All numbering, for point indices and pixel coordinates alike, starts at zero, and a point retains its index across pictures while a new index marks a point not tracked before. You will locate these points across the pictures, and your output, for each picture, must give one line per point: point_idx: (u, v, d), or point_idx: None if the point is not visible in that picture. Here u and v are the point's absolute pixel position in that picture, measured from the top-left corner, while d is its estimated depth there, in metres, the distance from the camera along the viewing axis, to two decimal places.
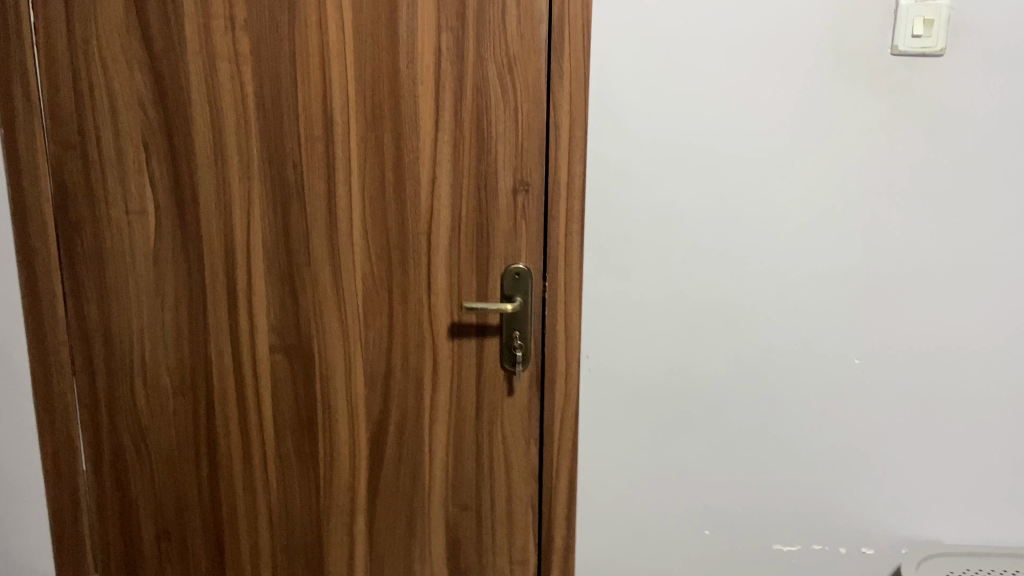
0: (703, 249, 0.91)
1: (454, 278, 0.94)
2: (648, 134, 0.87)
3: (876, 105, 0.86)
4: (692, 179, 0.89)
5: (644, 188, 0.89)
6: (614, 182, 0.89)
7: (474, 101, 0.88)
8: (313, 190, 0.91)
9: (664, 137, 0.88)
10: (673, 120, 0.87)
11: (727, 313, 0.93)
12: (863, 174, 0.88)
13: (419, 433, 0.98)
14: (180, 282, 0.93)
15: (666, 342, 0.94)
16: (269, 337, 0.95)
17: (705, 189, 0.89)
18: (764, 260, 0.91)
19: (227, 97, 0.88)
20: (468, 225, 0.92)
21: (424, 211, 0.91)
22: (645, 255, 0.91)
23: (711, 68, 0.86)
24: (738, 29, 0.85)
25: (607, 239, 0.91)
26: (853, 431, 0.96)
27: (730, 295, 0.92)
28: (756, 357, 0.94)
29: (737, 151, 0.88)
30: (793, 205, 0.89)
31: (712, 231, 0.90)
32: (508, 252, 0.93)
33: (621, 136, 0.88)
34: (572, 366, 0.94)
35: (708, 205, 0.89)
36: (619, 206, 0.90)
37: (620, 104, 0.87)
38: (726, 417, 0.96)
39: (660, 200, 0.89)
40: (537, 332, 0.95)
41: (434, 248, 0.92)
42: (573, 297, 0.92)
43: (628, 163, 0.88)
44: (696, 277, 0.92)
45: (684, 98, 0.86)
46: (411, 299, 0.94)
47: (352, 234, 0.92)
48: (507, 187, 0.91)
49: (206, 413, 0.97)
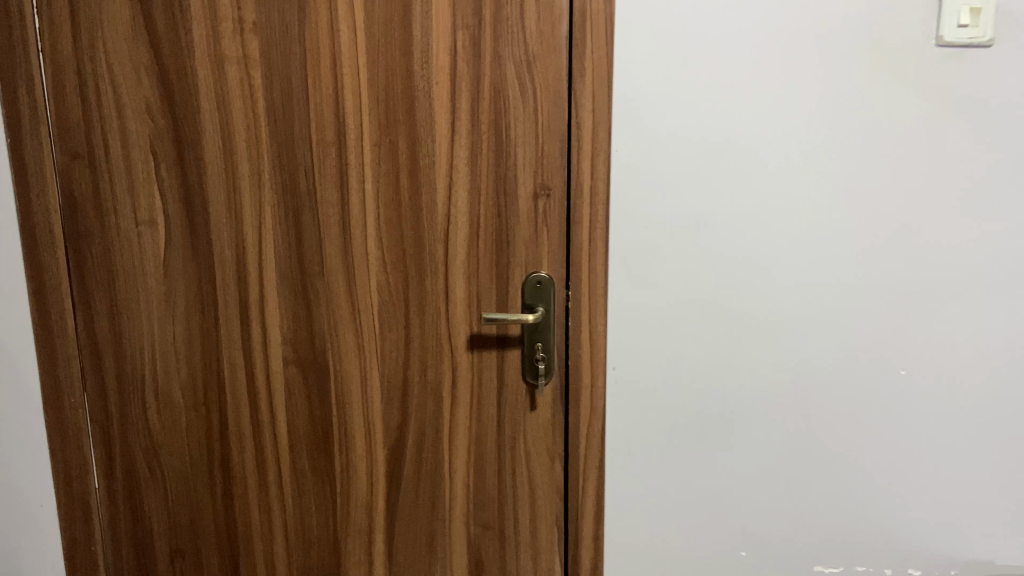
0: (730, 261, 0.86)
1: (474, 288, 0.90)
2: (667, 142, 0.83)
3: (914, 101, 0.81)
4: (716, 188, 0.84)
5: (664, 198, 0.85)
6: (639, 187, 0.85)
7: (491, 103, 0.84)
8: (325, 198, 0.87)
9: (684, 145, 0.83)
10: (694, 128, 0.83)
11: (760, 326, 0.87)
12: (896, 181, 0.83)
13: (439, 448, 0.94)
14: (191, 294, 0.90)
15: (696, 355, 0.89)
16: (282, 351, 0.91)
17: (730, 199, 0.84)
18: (794, 274, 0.86)
19: (236, 102, 0.85)
20: (486, 232, 0.88)
21: (440, 218, 0.87)
22: (674, 263, 0.86)
23: (733, 71, 0.81)
24: (761, 28, 0.80)
25: (630, 249, 0.86)
26: (897, 447, 0.90)
27: (765, 303, 0.87)
28: (792, 371, 0.88)
29: (764, 158, 0.83)
30: (823, 214, 0.84)
31: (738, 242, 0.85)
32: (529, 261, 0.89)
33: (640, 144, 0.83)
34: (598, 379, 0.90)
35: (734, 216, 0.84)
36: (644, 211, 0.85)
37: (644, 104, 0.82)
38: (762, 433, 0.91)
39: (682, 211, 0.85)
40: (561, 345, 0.91)
41: (452, 256, 0.89)
42: (597, 307, 0.88)
43: (648, 172, 0.84)
44: (727, 287, 0.87)
45: (704, 104, 0.82)
46: (429, 309, 0.90)
47: (366, 242, 0.88)
48: (527, 193, 0.87)
49: (219, 428, 0.94)
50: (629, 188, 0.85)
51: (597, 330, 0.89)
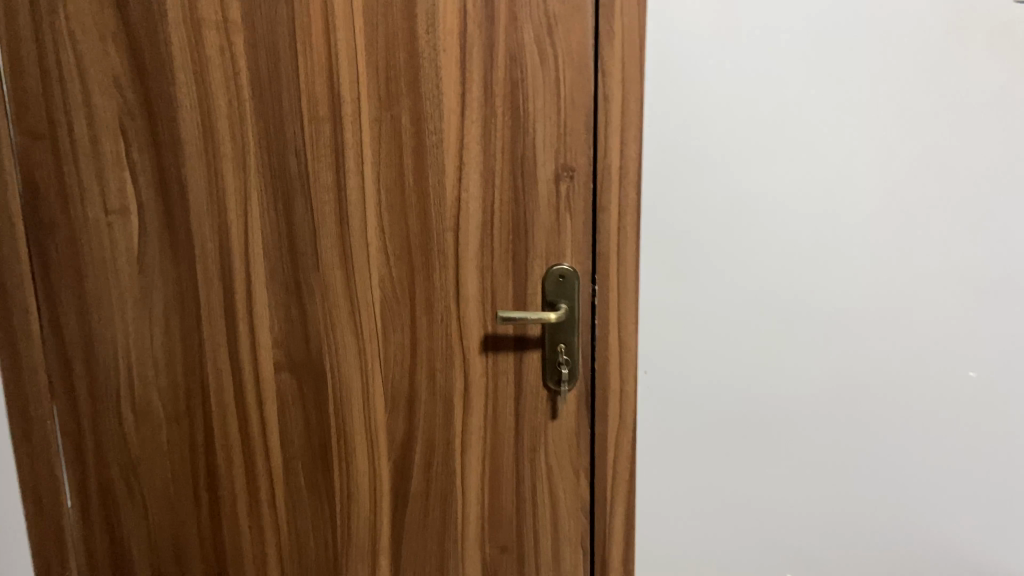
0: (772, 265, 0.76)
1: (488, 283, 0.79)
2: (699, 133, 0.74)
3: (991, 63, 0.71)
4: (754, 186, 0.75)
5: (699, 193, 0.75)
6: (676, 165, 0.75)
7: (506, 71, 0.74)
8: (320, 182, 0.77)
9: (718, 137, 0.74)
10: (729, 118, 0.73)
11: (808, 332, 0.78)
12: (956, 170, 0.73)
13: (450, 463, 0.84)
14: (169, 292, 0.80)
15: (738, 361, 0.79)
16: (273, 355, 0.81)
17: (771, 195, 0.75)
18: (842, 280, 0.76)
19: (217, 74, 0.75)
20: (502, 220, 0.77)
21: (450, 205, 0.77)
22: (715, 252, 0.76)
23: (767, 55, 0.72)
24: (798, 4, 0.71)
25: (663, 241, 0.77)
26: (967, 463, 0.80)
27: (816, 296, 0.77)
28: (844, 380, 0.79)
29: (806, 151, 0.74)
30: (875, 213, 0.75)
31: (781, 244, 0.76)
32: (551, 251, 0.78)
33: (670, 134, 0.74)
34: (628, 385, 0.81)
35: (776, 215, 0.75)
36: (682, 192, 0.75)
37: (683, 71, 0.72)
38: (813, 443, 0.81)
39: (718, 208, 0.75)
40: (586, 347, 0.80)
41: (463, 248, 0.78)
42: (628, 304, 0.78)
43: (680, 164, 0.75)
44: (772, 283, 0.77)
45: (737, 92, 0.73)
46: (437, 307, 0.80)
47: (366, 232, 0.78)
48: (548, 176, 0.76)
49: (204, 441, 0.84)
50: (659, 180, 0.75)
51: (628, 329, 0.79)
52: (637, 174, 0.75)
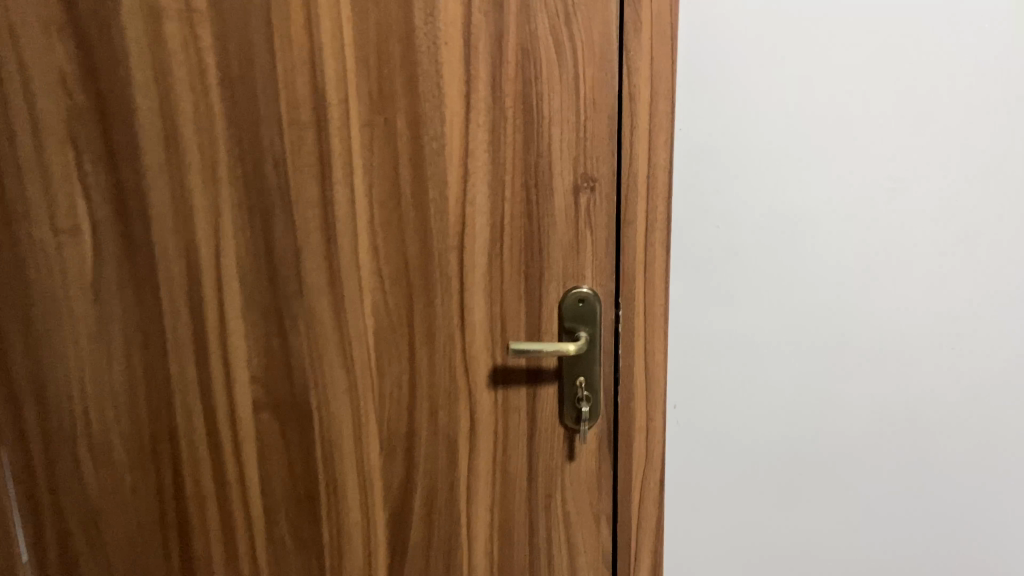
0: (802, 289, 0.74)
1: (498, 310, 0.70)
2: (723, 156, 0.71)
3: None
4: (782, 209, 0.72)
5: (727, 218, 0.72)
6: (708, 175, 0.71)
7: (518, 67, 0.64)
8: (302, 196, 0.67)
9: (744, 161, 0.71)
10: (754, 141, 0.70)
11: (836, 356, 0.76)
12: (988, 184, 0.72)
13: (454, 510, 0.74)
14: (131, 322, 0.70)
15: (767, 385, 0.76)
16: (251, 393, 0.71)
17: (800, 218, 0.72)
18: (868, 304, 0.75)
19: (180, 72, 0.64)
20: (513, 238, 0.68)
21: (453, 220, 0.67)
22: (747, 265, 0.73)
23: (787, 77, 0.69)
24: (834, 8, 0.67)
25: (691, 266, 0.73)
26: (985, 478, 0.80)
27: (848, 311, 0.75)
28: (870, 405, 0.77)
29: (833, 173, 0.71)
30: (903, 234, 0.73)
31: (811, 267, 0.73)
32: (568, 272, 0.69)
33: (695, 158, 0.71)
34: (654, 420, 0.72)
35: (805, 238, 0.73)
36: (714, 204, 0.72)
37: (713, 78, 0.69)
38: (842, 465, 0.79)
39: (747, 234, 0.73)
40: (608, 379, 0.72)
41: (469, 270, 0.68)
42: (656, 329, 0.70)
43: (707, 188, 0.71)
44: (802, 306, 0.75)
45: (760, 114, 0.70)
46: (439, 336, 0.70)
47: (357, 253, 0.68)
48: (565, 187, 0.67)
49: (173, 489, 0.74)
50: (686, 204, 0.72)
51: (654, 357, 0.71)
52: (666, 184, 0.66)
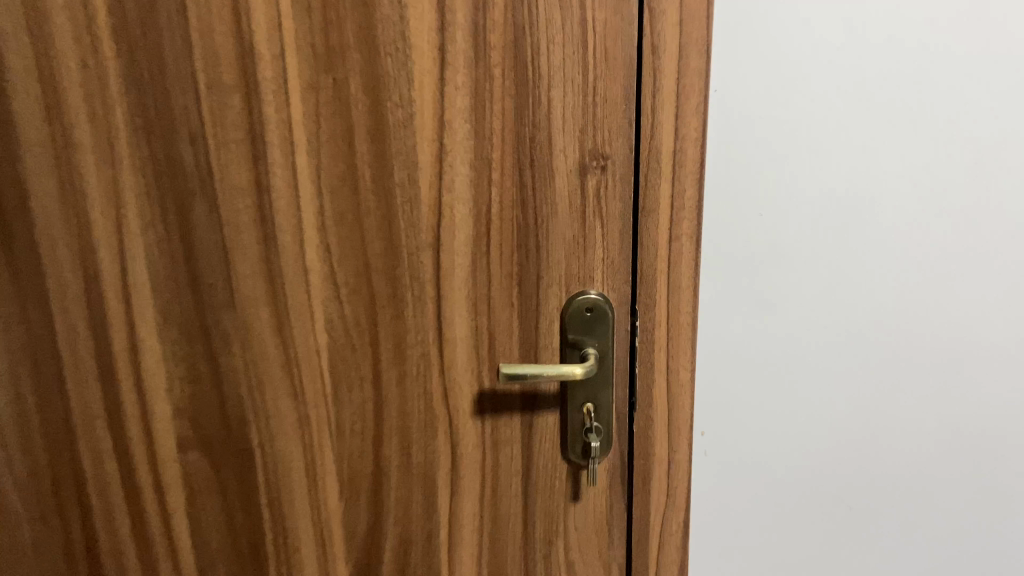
0: (857, 286, 0.66)
1: (485, 322, 0.56)
2: (776, 138, 0.61)
3: None
4: (840, 197, 0.63)
5: (775, 208, 0.63)
6: (745, 157, 0.62)
7: (506, 10, 0.48)
8: (228, 182, 0.51)
9: (799, 141, 0.61)
10: (811, 119, 0.61)
11: (890, 358, 0.68)
12: None
13: (432, 562, 0.61)
14: (15, 343, 0.55)
15: (810, 392, 0.69)
16: (176, 429, 0.57)
17: (859, 207, 0.63)
18: (929, 300, 0.67)
19: (55, 17, 0.48)
20: (503, 233, 0.53)
21: (427, 213, 0.53)
22: (786, 259, 0.65)
23: (853, 44, 0.59)
24: None
25: (729, 265, 0.65)
26: None
27: (896, 307, 0.67)
28: (922, 410, 0.70)
29: (896, 155, 0.62)
30: (967, 222, 0.64)
31: (869, 261, 0.65)
32: (573, 275, 0.55)
33: (741, 140, 0.61)
34: (677, 450, 0.59)
35: (863, 229, 0.64)
36: (752, 190, 0.63)
37: (753, 41, 0.59)
38: (879, 477, 0.72)
39: (797, 226, 0.64)
40: (620, 404, 0.58)
41: (448, 273, 0.54)
42: (681, 341, 0.57)
43: (753, 174, 0.62)
44: (855, 305, 0.66)
45: (821, 88, 0.60)
46: (412, 356, 0.56)
47: (303, 256, 0.53)
48: (569, 168, 0.52)
49: (85, 542, 0.60)
50: (728, 194, 0.63)
51: (677, 375, 0.57)
52: (698, 160, 0.52)
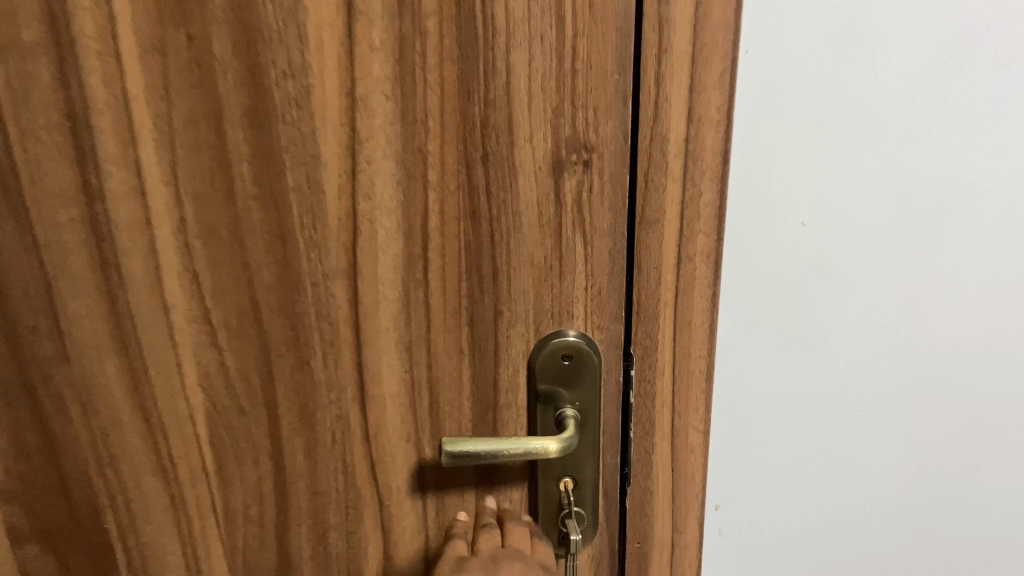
0: (922, 320, 0.48)
1: (424, 375, 0.40)
2: (830, 115, 0.42)
3: None
4: (910, 200, 0.45)
5: (822, 215, 0.44)
6: (791, 164, 0.43)
7: None
8: (48, 188, 0.36)
9: (862, 121, 0.42)
10: (880, 90, 0.42)
11: (960, 409, 0.51)
12: None
13: None
14: None
15: (858, 454, 0.51)
16: (8, 514, 0.43)
17: (934, 213, 0.45)
18: (1013, 337, 0.49)
19: None
20: (445, 257, 0.38)
21: (338, 230, 0.37)
22: (841, 300, 0.47)
23: None
24: None
25: (754, 295, 0.46)
26: None
27: (983, 355, 0.50)
28: (1008, 474, 0.54)
29: (996, 156, 0.45)
30: None
31: (940, 286, 0.47)
32: (545, 313, 0.40)
33: (780, 118, 0.42)
34: (683, 530, 0.45)
35: (936, 244, 0.46)
36: (801, 210, 0.44)
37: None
38: (948, 561, 0.56)
39: (849, 240, 0.45)
40: (609, 475, 0.44)
41: (370, 312, 0.39)
42: (691, 394, 0.42)
43: (795, 169, 0.43)
44: (918, 343, 0.49)
45: (896, 43, 0.41)
46: (325, 422, 0.41)
47: (161, 291, 0.38)
48: (538, 164, 0.37)
49: None
50: (757, 196, 0.43)
51: (684, 437, 0.43)
52: (718, 152, 0.37)
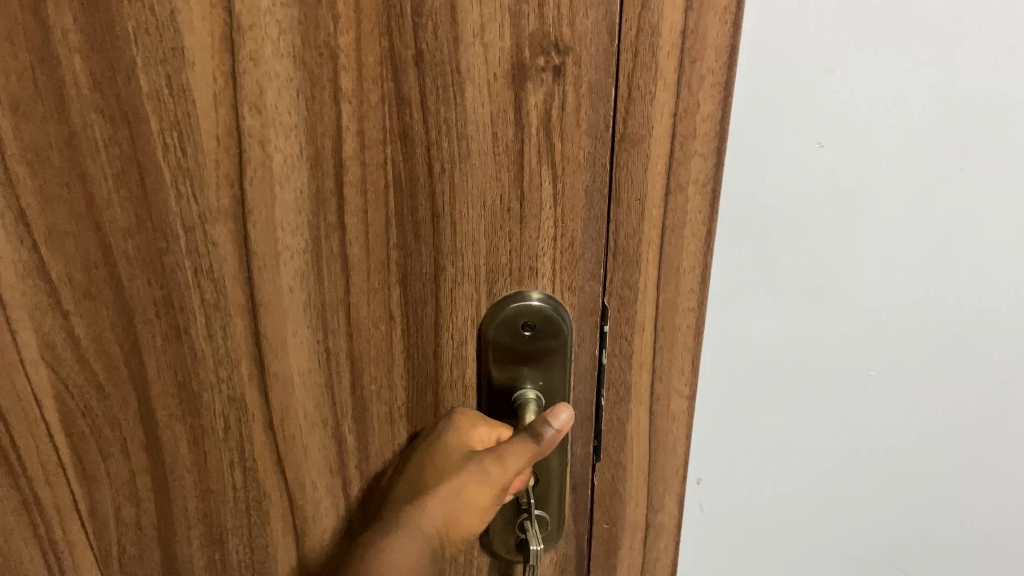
0: (954, 310, 0.36)
1: (343, 348, 0.31)
2: (866, 12, 0.29)
3: None
4: (956, 149, 0.32)
5: (839, 146, 0.32)
6: (815, 59, 0.30)
7: None
8: None
9: (911, 28, 0.30)
10: None
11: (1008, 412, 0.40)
12: None
13: None
14: None
15: (869, 462, 0.40)
16: None
17: (998, 161, 0.33)
18: None
19: None
20: (366, 192, 0.28)
21: (218, 158, 0.27)
22: (868, 255, 0.34)
23: None
24: None
25: (740, 253, 0.34)
26: None
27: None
28: None
29: None
30: None
31: (995, 261, 0.35)
32: (500, 272, 0.30)
33: (796, 11, 0.29)
34: (668, 536, 0.37)
35: (985, 215, 0.34)
36: (821, 124, 0.31)
37: None
38: None
39: (874, 187, 0.33)
40: (578, 468, 0.35)
41: (267, 267, 0.29)
42: (676, 366, 0.32)
43: (809, 83, 0.30)
44: (956, 333, 0.37)
45: None
46: (214, 406, 0.32)
47: None
48: (492, 69, 0.27)
49: None
50: (755, 118, 0.31)
51: (668, 419, 0.34)
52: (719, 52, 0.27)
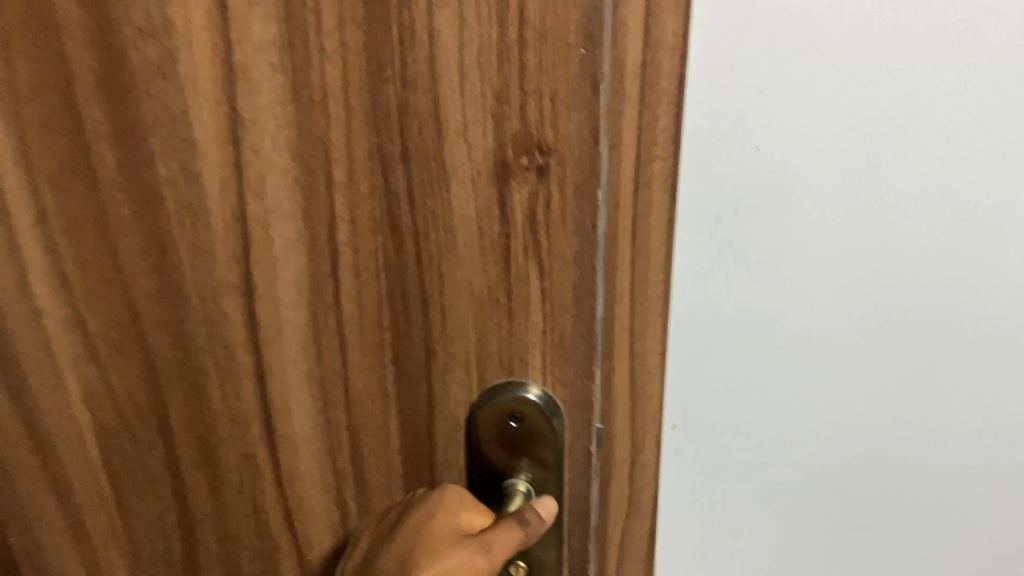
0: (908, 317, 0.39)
1: (342, 419, 0.32)
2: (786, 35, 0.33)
3: None
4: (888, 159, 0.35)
5: (774, 151, 0.35)
6: (741, 74, 0.34)
7: None
8: None
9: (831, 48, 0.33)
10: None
11: (996, 437, 0.42)
12: None
13: None
14: None
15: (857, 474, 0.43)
16: None
17: (935, 174, 0.35)
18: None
19: None
20: (359, 275, 0.29)
21: (226, 239, 0.29)
22: (815, 256, 0.37)
23: None
24: None
25: (700, 242, 0.37)
26: None
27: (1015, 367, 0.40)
28: None
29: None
30: None
31: (939, 263, 0.37)
32: (491, 360, 0.30)
33: (723, 32, 0.33)
34: None
35: (924, 225, 0.36)
36: (751, 131, 0.35)
37: None
38: None
39: (811, 190, 0.36)
40: (577, 558, 0.35)
41: (272, 339, 0.31)
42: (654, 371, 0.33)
43: (739, 97, 0.34)
44: (922, 337, 0.39)
45: None
46: (230, 461, 0.34)
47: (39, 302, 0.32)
48: (476, 167, 0.27)
49: None
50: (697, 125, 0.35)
51: None
52: (674, 94, 0.29)
